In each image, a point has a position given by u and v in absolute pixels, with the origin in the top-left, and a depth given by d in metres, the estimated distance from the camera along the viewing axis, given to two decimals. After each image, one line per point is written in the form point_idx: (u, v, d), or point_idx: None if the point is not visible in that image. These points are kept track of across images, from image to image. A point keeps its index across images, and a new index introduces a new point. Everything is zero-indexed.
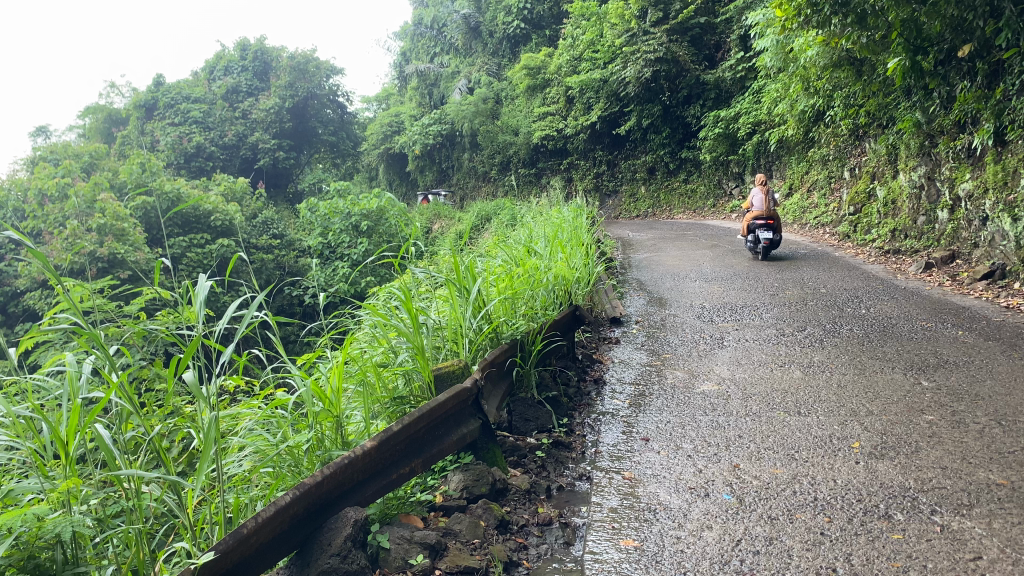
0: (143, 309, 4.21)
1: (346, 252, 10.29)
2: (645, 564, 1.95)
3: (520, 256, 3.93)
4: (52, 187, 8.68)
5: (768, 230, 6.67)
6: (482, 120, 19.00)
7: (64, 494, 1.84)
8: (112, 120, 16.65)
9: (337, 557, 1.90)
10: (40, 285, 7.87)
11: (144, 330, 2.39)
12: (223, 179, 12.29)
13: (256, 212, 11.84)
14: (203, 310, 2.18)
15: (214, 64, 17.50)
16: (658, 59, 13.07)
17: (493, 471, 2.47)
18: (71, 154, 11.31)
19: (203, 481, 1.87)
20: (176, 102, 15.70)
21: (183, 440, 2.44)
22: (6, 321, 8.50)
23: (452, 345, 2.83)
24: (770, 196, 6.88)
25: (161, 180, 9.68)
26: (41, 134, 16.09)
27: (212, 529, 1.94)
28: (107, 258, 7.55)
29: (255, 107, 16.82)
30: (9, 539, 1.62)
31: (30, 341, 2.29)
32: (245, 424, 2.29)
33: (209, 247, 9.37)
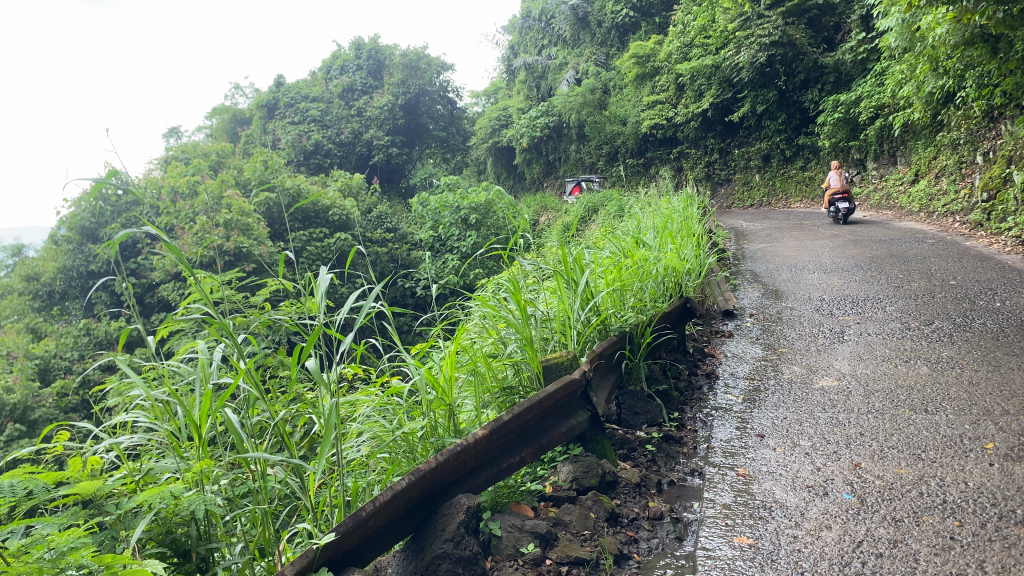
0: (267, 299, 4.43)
1: (455, 245, 10.46)
2: (760, 562, 1.90)
3: (629, 247, 3.89)
4: (184, 185, 9.23)
5: (843, 203, 8.86)
6: (589, 111, 18.88)
7: (197, 474, 1.96)
8: (237, 120, 17.52)
9: (450, 543, 1.93)
10: (174, 277, 8.38)
11: (269, 320, 2.51)
12: (339, 175, 12.71)
13: (370, 207, 12.19)
14: (324, 300, 2.26)
15: (331, 64, 18.08)
16: (773, 43, 12.68)
17: (604, 463, 2.46)
18: (200, 153, 11.97)
19: (323, 466, 1.95)
20: (295, 102, 16.44)
21: (305, 425, 2.55)
22: (143, 312, 9.10)
23: (560, 337, 2.83)
24: (841, 176, 8.99)
25: (283, 177, 10.12)
26: (173, 135, 17.07)
27: (332, 513, 2.02)
28: (234, 252, 7.93)
29: (370, 105, 17.25)
30: (149, 513, 1.75)
31: (165, 330, 2.45)
32: (363, 411, 2.38)
33: (327, 240, 9.72)
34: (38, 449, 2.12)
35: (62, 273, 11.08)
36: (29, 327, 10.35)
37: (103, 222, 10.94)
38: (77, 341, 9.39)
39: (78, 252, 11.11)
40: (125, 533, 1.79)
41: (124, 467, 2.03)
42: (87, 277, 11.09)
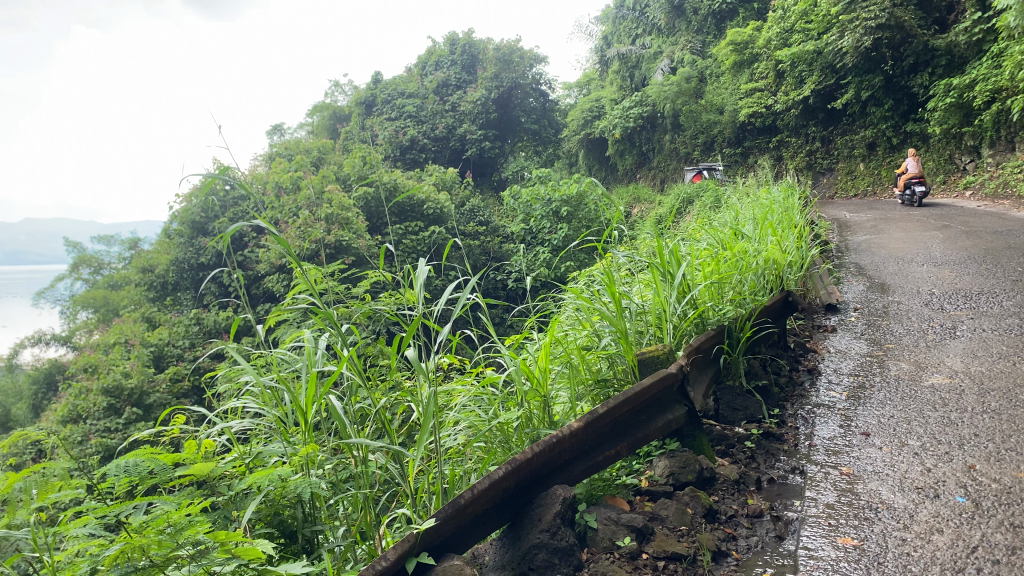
0: (369, 291, 4.55)
1: (547, 238, 10.46)
2: (866, 564, 1.83)
3: (728, 239, 3.81)
4: (287, 181, 9.58)
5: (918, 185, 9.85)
6: (685, 100, 18.52)
7: (304, 458, 2.04)
8: (336, 117, 18.04)
9: (546, 533, 1.95)
10: (277, 269, 8.70)
11: (370, 311, 2.57)
12: (434, 169, 12.90)
13: (464, 200, 12.34)
14: (423, 292, 2.29)
15: (426, 60, 18.33)
16: (879, 25, 12.16)
17: (701, 459, 2.41)
18: (302, 150, 12.37)
19: (421, 453, 1.99)
20: (392, 98, 16.89)
21: (404, 414, 2.60)
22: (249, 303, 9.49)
23: (656, 330, 2.79)
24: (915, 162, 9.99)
25: (380, 172, 10.34)
26: (276, 132, 17.70)
27: (431, 499, 2.06)
28: (334, 245, 8.16)
29: (464, 99, 17.37)
30: (259, 495, 1.83)
31: (273, 320, 2.55)
32: (460, 401, 2.41)
33: (422, 233, 9.90)
34: (157, 431, 2.24)
35: (175, 266, 11.66)
36: (145, 315, 10.95)
37: (212, 217, 11.44)
38: (188, 329, 9.88)
39: (189, 245, 11.67)
40: (237, 514, 1.88)
41: (235, 449, 2.13)
42: (197, 269, 11.63)
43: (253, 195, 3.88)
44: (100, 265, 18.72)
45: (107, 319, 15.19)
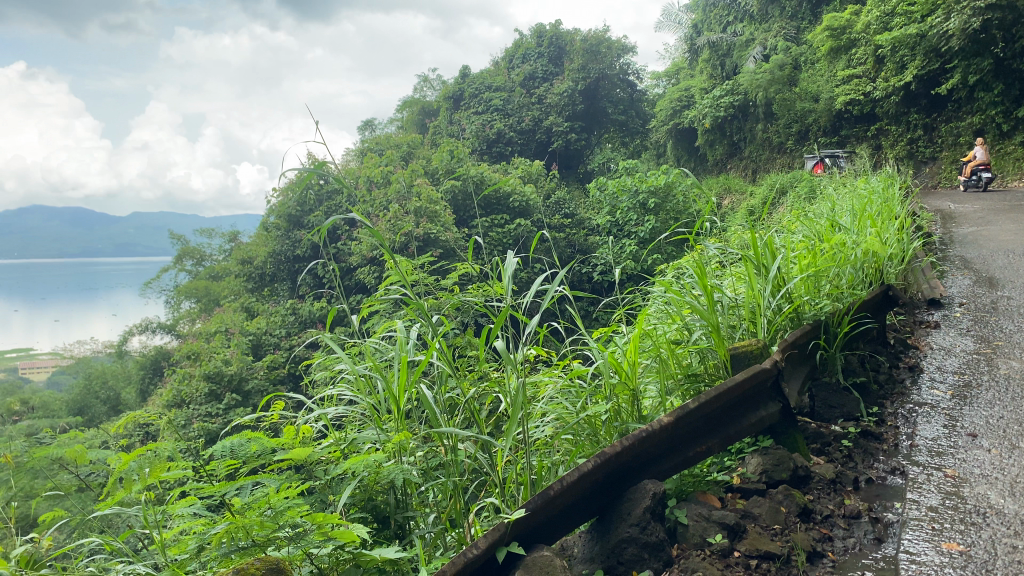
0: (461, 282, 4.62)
1: (633, 231, 10.34)
2: (974, 571, 1.75)
3: (824, 231, 3.69)
4: (378, 175, 9.82)
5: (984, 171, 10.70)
6: (777, 88, 17.94)
7: (396, 445, 2.08)
8: (425, 112, 18.30)
9: (636, 527, 1.93)
10: (369, 261, 8.90)
11: (460, 302, 2.59)
12: (520, 162, 12.92)
13: (549, 192, 12.33)
14: (511, 283, 2.29)
15: (514, 53, 18.33)
16: (989, 7, 11.54)
17: (795, 457, 2.34)
18: (392, 144, 12.61)
19: (510, 444, 1.99)
20: (480, 92, 16.98)
21: (493, 405, 2.62)
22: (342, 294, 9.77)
23: (749, 325, 2.73)
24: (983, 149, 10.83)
25: (468, 165, 10.43)
26: (367, 128, 18.06)
27: (519, 490, 2.06)
28: (423, 237, 8.28)
29: (551, 92, 17.33)
30: (355, 479, 1.87)
31: (367, 310, 2.61)
32: (547, 392, 2.41)
33: (508, 226, 9.95)
34: (258, 416, 2.34)
35: (272, 258, 12.07)
36: (244, 306, 11.41)
37: (307, 210, 11.78)
38: (284, 319, 10.21)
39: (285, 238, 12.05)
40: (333, 498, 1.95)
41: (331, 435, 2.19)
42: (293, 261, 12.01)
43: (349, 189, 3.97)
44: (203, 257, 19.55)
45: (209, 309, 15.86)
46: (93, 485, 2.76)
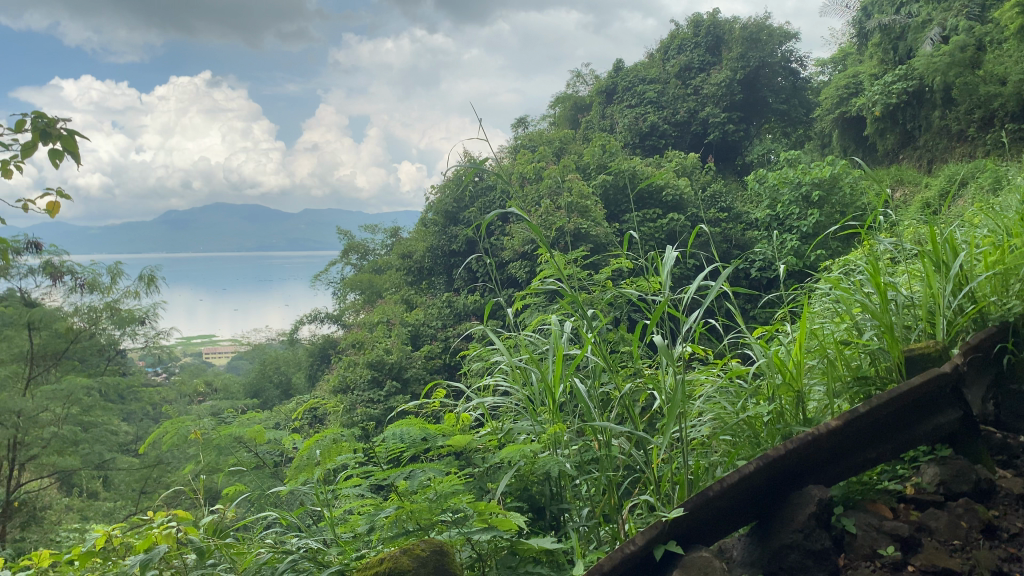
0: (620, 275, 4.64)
1: (795, 225, 9.93)
2: None
3: (1015, 224, 3.39)
4: (531, 171, 9.97)
5: None
6: (957, 72, 14.10)
7: (552, 437, 2.10)
8: (577, 107, 18.34)
9: (799, 533, 1.85)
10: (520, 257, 9.01)
11: (617, 296, 2.57)
12: (675, 155, 12.62)
13: (705, 186, 11.97)
14: (669, 278, 2.22)
15: (669, 44, 17.91)
16: None
17: (978, 468, 2.15)
18: (545, 140, 12.68)
19: (667, 443, 1.94)
20: (633, 85, 16.93)
21: (648, 401, 2.58)
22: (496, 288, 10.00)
23: (927, 327, 2.55)
24: None
25: (621, 159, 10.32)
26: (521, 124, 18.22)
27: (675, 490, 2.02)
28: (574, 233, 8.27)
29: (708, 82, 16.80)
30: (511, 469, 1.92)
31: (522, 303, 2.63)
32: (706, 391, 2.35)
33: (660, 221, 9.82)
34: (421, 403, 2.43)
35: (429, 253, 12.47)
36: (404, 298, 11.89)
37: (462, 207, 12.05)
38: (441, 311, 10.56)
39: (442, 233, 12.37)
40: (491, 486, 2.01)
41: (488, 424, 2.24)
42: (449, 256, 12.34)
43: (511, 189, 4.03)
44: (366, 252, 20.46)
45: (371, 301, 16.61)
46: (270, 463, 2.98)
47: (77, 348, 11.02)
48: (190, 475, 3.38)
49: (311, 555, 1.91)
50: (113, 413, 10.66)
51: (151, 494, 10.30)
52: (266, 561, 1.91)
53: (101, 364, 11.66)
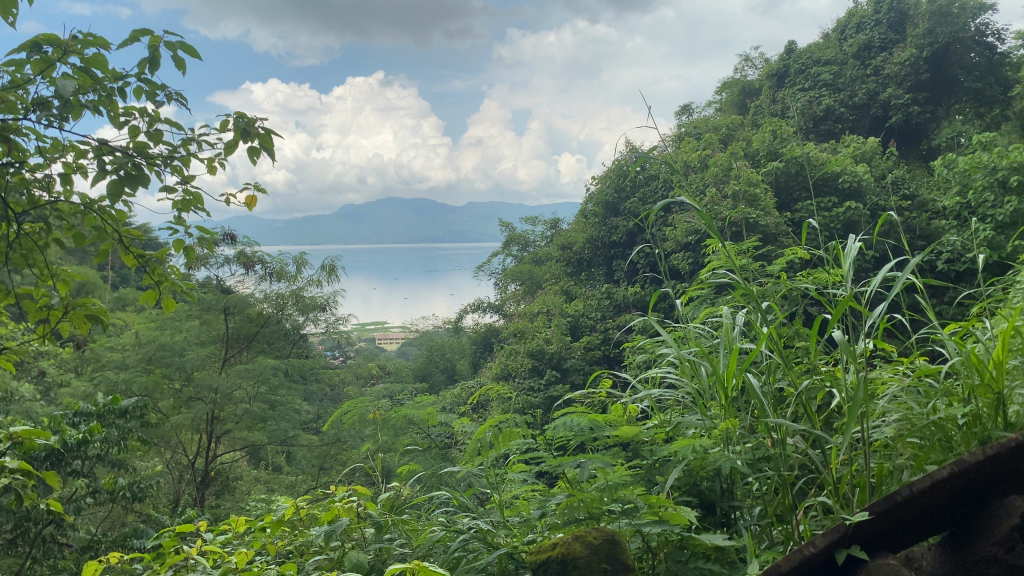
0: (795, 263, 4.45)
1: (989, 214, 9.13)
2: None
3: None
4: (696, 159, 9.80)
5: None
6: None
7: (722, 433, 2.04)
8: (745, 92, 17.84)
9: (999, 547, 1.69)
10: (684, 247, 8.84)
11: (793, 287, 2.45)
12: (852, 140, 11.88)
13: (885, 172, 11.24)
14: (850, 269, 2.06)
15: (846, 23, 16.88)
16: None
17: None
18: (711, 127, 12.33)
19: (847, 442, 1.83)
20: (807, 68, 16.19)
21: (825, 399, 2.45)
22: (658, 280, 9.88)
23: None
24: None
25: (792, 145, 9.87)
26: (686, 112, 17.81)
27: (855, 493, 1.91)
28: (743, 223, 8.00)
29: (889, 62, 15.48)
30: (681, 462, 1.90)
31: (690, 295, 2.56)
32: (890, 390, 2.19)
33: (836, 210, 9.33)
34: (587, 393, 2.43)
35: (589, 243, 12.48)
36: (565, 289, 11.99)
37: (624, 197, 11.96)
38: (600, 302, 10.51)
39: (602, 224, 12.32)
40: (660, 479, 1.99)
41: (655, 418, 2.22)
42: (609, 246, 12.27)
43: (681, 179, 3.92)
44: (527, 243, 20.71)
45: (532, 291, 16.87)
46: (441, 444, 3.10)
47: (266, 332, 11.89)
48: (369, 451, 3.58)
49: (482, 536, 1.96)
50: (298, 393, 11.36)
51: (329, 470, 10.98)
52: (438, 539, 1.99)
53: (286, 347, 12.45)
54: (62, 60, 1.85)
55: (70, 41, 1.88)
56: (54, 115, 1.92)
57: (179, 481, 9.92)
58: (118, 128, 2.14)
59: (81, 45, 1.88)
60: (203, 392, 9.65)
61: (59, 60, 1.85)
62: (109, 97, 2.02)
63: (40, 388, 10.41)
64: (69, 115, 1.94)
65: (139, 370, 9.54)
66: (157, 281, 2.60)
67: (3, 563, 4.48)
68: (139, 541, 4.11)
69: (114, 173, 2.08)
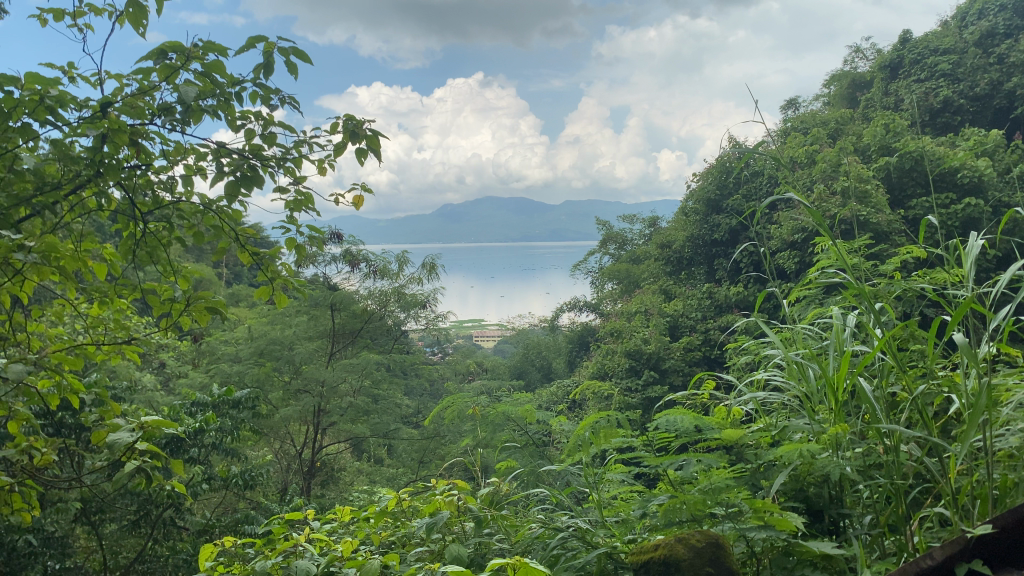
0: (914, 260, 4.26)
1: None
2: None
3: None
4: (803, 155, 9.51)
5: None
6: None
7: (832, 438, 1.96)
8: (856, 85, 17.17)
9: None
10: (789, 246, 8.61)
11: (909, 287, 2.32)
12: (972, 132, 11.24)
13: (1011, 166, 10.59)
14: (972, 268, 1.93)
15: (966, 10, 16.27)
16: None
17: None
18: (819, 121, 11.91)
19: (968, 452, 1.72)
20: (923, 57, 15.41)
21: (942, 405, 2.32)
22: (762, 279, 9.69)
23: None
24: None
25: (907, 138, 9.42)
26: (792, 107, 17.26)
27: (976, 504, 1.79)
28: (852, 220, 7.72)
29: (1015, 49, 14.51)
30: (787, 467, 1.84)
31: (797, 294, 2.47)
32: (1015, 398, 2.05)
33: (955, 206, 8.86)
34: (689, 394, 2.39)
35: (690, 242, 12.28)
36: (664, 289, 11.86)
37: (726, 194, 11.74)
38: (701, 302, 10.32)
39: (704, 222, 12.10)
40: (765, 483, 1.93)
41: (760, 421, 2.15)
42: (711, 245, 12.05)
43: (789, 175, 3.80)
44: (624, 241, 20.56)
45: (629, 290, 16.73)
46: (540, 442, 3.12)
47: (370, 328, 12.25)
48: (471, 446, 3.63)
49: (581, 535, 1.95)
50: (399, 388, 11.62)
51: (429, 464, 11.19)
52: (537, 536, 1.99)
53: (388, 343, 12.76)
54: (185, 67, 1.94)
55: (193, 48, 1.97)
56: (177, 120, 2.02)
57: (287, 470, 10.35)
58: (235, 132, 2.23)
59: (202, 51, 1.96)
60: (310, 384, 9.98)
61: (183, 66, 1.94)
62: (228, 102, 2.11)
63: (162, 378, 11.05)
64: (191, 120, 2.03)
65: (251, 362, 9.98)
66: (271, 279, 2.71)
67: (129, 542, 4.78)
68: (252, 527, 4.31)
69: (232, 174, 2.17)
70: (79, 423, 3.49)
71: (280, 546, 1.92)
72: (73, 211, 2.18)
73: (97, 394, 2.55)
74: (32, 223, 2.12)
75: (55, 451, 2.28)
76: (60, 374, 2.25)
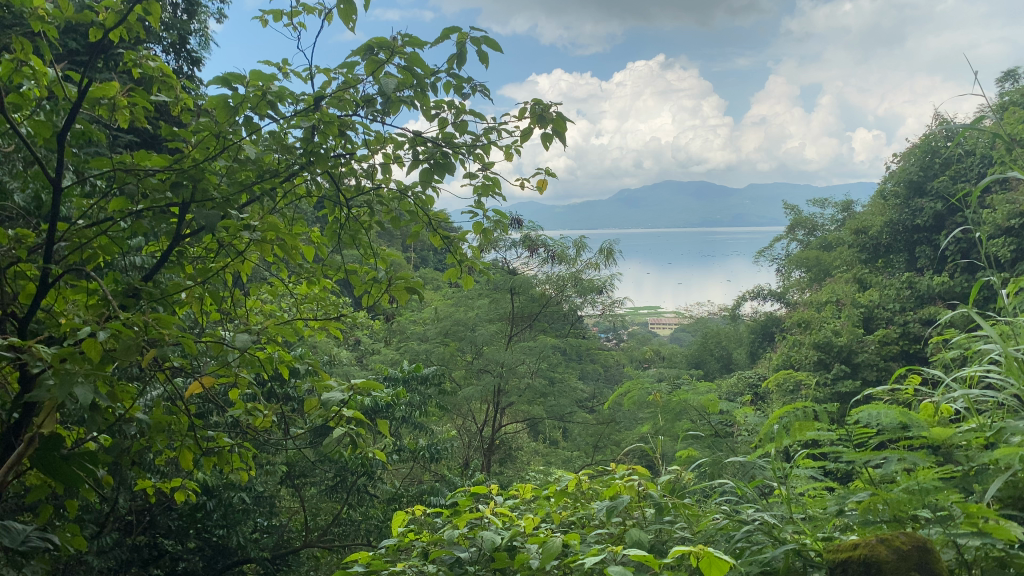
0: None
1: None
2: None
3: None
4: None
5: None
6: None
7: None
8: None
9: None
10: (1005, 232, 7.87)
11: None
12: None
13: None
14: None
15: None
16: None
17: None
18: None
19: None
20: None
21: None
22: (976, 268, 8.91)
23: None
24: None
25: None
26: (1010, 78, 15.61)
27: None
28: None
29: None
30: (1003, 470, 1.67)
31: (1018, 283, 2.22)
32: None
33: None
34: (892, 388, 2.23)
35: (889, 227, 11.50)
36: (859, 278, 11.21)
37: (931, 176, 10.86)
38: (900, 293, 9.67)
39: (905, 207, 11.26)
40: (979, 488, 1.76)
41: (972, 420, 1.97)
42: (912, 231, 11.21)
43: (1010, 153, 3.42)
44: (814, 227, 19.65)
45: (819, 279, 15.93)
46: (724, 434, 3.05)
47: (547, 313, 12.43)
48: (653, 432, 3.60)
49: (768, 529, 1.87)
50: (577, 371, 11.72)
51: (605, 449, 11.25)
52: (720, 527, 1.94)
53: (566, 327, 12.88)
54: (387, 60, 2.04)
55: (394, 42, 2.06)
56: (378, 111, 2.13)
57: (468, 446, 10.78)
58: (430, 121, 2.31)
59: (402, 43, 2.05)
60: (491, 364, 10.28)
61: (386, 60, 2.04)
62: (425, 92, 2.19)
63: (357, 354, 11.84)
64: (390, 110, 2.14)
65: (437, 342, 10.47)
66: (458, 261, 2.80)
67: (327, 506, 5.15)
68: (437, 498, 4.53)
69: (426, 162, 2.26)
70: (286, 393, 3.79)
71: (462, 517, 1.98)
72: (286, 197, 2.35)
73: (306, 365, 2.75)
74: (252, 208, 2.32)
75: (272, 416, 2.49)
76: (275, 346, 2.44)
